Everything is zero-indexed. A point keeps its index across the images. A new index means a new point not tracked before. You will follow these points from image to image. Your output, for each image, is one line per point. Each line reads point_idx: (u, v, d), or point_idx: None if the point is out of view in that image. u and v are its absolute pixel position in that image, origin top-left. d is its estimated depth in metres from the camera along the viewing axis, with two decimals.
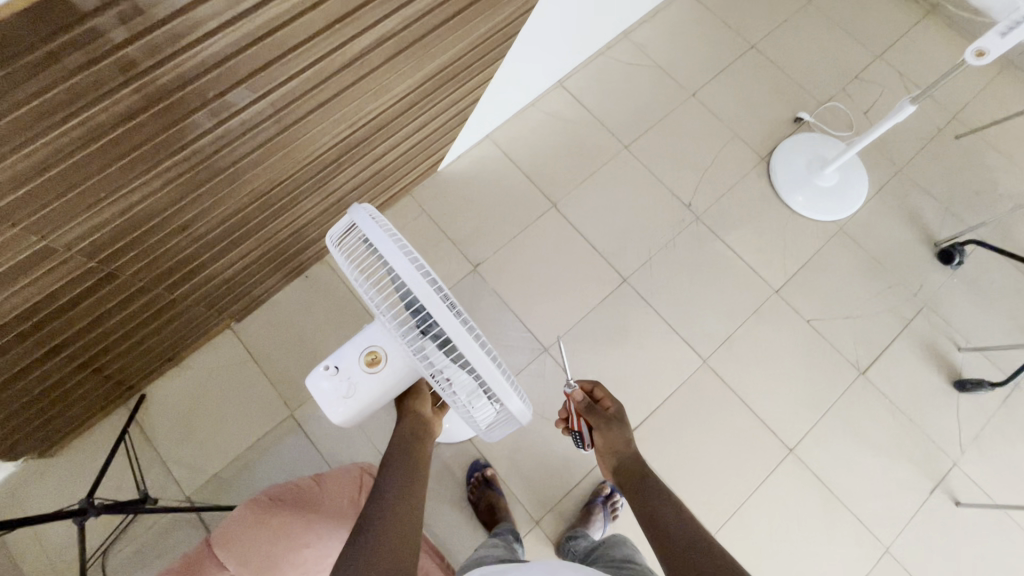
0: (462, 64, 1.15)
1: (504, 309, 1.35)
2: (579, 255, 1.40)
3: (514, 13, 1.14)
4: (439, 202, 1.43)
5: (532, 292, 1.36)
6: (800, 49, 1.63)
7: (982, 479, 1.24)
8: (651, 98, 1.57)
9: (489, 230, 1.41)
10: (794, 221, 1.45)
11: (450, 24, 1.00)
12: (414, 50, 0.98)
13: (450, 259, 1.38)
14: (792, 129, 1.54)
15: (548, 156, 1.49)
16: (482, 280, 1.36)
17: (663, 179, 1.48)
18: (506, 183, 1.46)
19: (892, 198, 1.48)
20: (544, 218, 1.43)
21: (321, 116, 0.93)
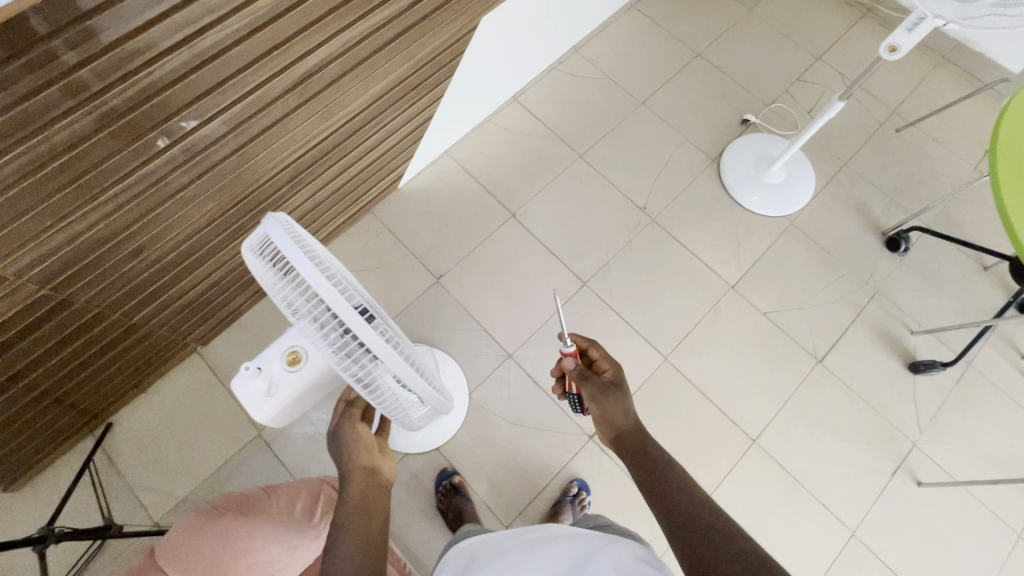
0: (410, 83, 1.20)
1: (467, 318, 1.37)
2: (539, 262, 1.44)
3: (457, 33, 1.19)
4: (400, 218, 1.47)
5: (495, 300, 1.39)
6: (743, 55, 1.70)
7: (942, 458, 1.27)
8: (603, 108, 1.62)
9: (450, 242, 1.44)
10: (745, 218, 1.50)
11: (393, 46, 1.05)
12: (359, 72, 1.03)
13: (413, 272, 1.41)
14: (740, 131, 1.60)
15: (506, 168, 1.54)
16: (445, 291, 1.39)
17: (618, 184, 1.53)
18: (465, 196, 1.50)
19: (838, 192, 1.53)
20: (503, 228, 1.47)
21: (273, 137, 0.97)
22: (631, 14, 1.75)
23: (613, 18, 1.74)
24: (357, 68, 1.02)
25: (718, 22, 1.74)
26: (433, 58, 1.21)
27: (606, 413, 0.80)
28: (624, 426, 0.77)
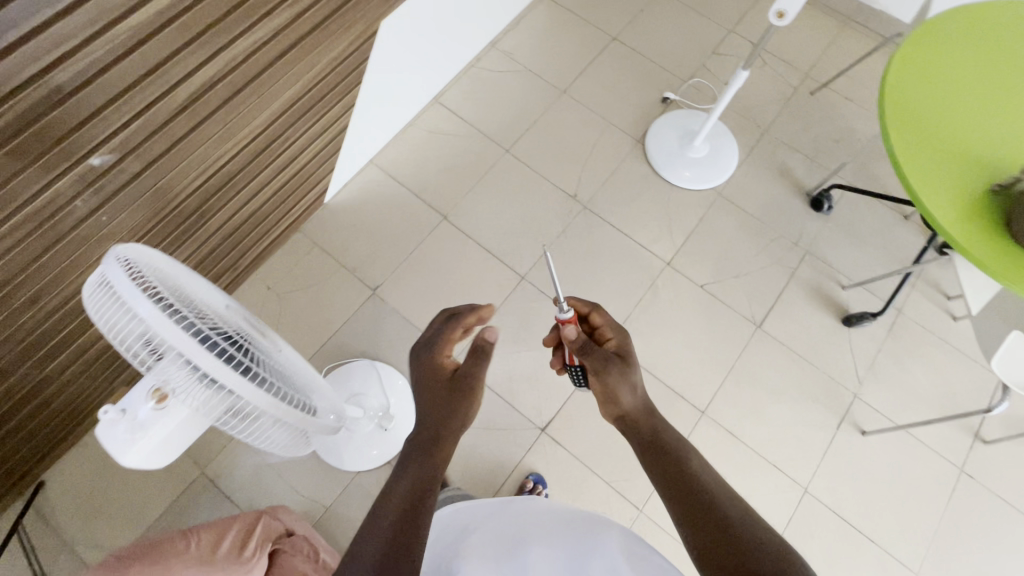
0: (316, 94, 1.18)
1: (408, 326, 1.35)
2: (475, 261, 1.43)
3: (357, 39, 1.18)
4: (330, 234, 1.44)
5: (434, 305, 1.37)
6: (659, 33, 1.71)
7: (883, 406, 1.30)
8: (526, 101, 1.62)
9: (383, 252, 1.42)
10: (675, 194, 1.52)
11: (286, 59, 1.03)
12: (254, 89, 1.01)
13: (348, 287, 1.38)
14: (661, 110, 1.61)
15: (433, 171, 1.52)
16: (383, 302, 1.37)
17: (547, 175, 1.53)
18: (395, 204, 1.48)
19: (762, 159, 1.56)
20: (436, 232, 1.45)
21: (174, 160, 0.95)
22: (545, 4, 1.74)
23: (527, 9, 1.73)
24: (253, 82, 1.00)
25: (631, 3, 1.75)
26: (339, 66, 1.19)
27: (615, 392, 0.73)
28: (633, 408, 0.72)
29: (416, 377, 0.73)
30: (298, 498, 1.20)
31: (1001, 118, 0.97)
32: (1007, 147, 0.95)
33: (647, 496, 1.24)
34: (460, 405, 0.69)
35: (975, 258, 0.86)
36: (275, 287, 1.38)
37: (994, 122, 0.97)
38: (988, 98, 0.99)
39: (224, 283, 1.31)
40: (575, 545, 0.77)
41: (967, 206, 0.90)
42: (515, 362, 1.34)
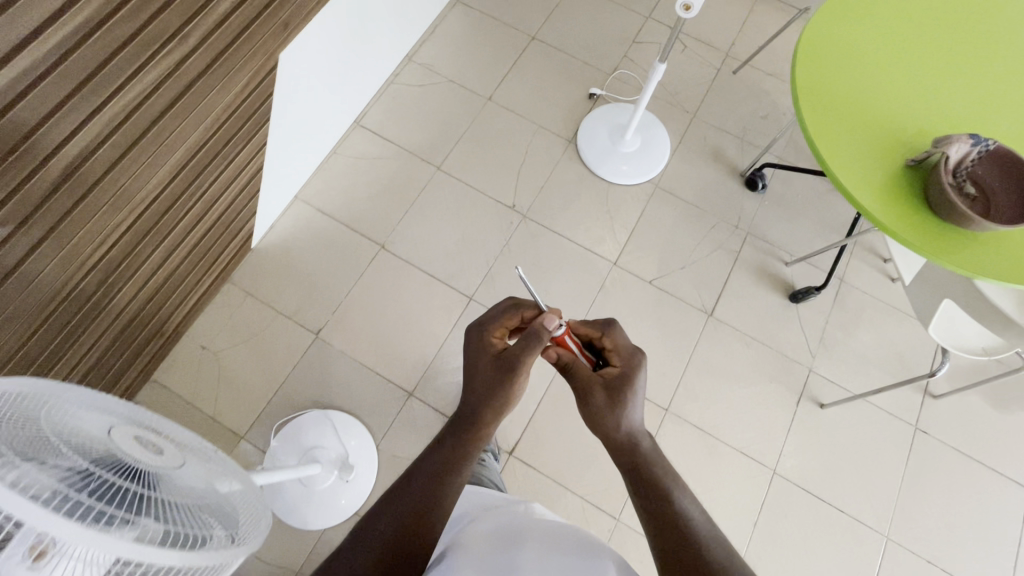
0: (221, 140, 1.11)
1: (358, 367, 1.30)
2: (420, 288, 1.37)
3: (256, 76, 1.11)
4: (262, 280, 1.36)
5: (383, 341, 1.32)
6: (577, 27, 1.68)
7: (837, 376, 1.33)
8: (451, 113, 1.56)
9: (321, 293, 1.35)
10: (613, 192, 1.50)
11: (175, 111, 0.96)
12: (142, 148, 0.94)
13: (288, 335, 1.31)
14: (589, 106, 1.59)
15: (363, 199, 1.45)
16: (328, 345, 1.31)
17: (482, 189, 1.48)
18: (328, 240, 1.41)
19: (694, 145, 1.56)
20: (375, 263, 1.39)
21: (65, 236, 0.88)
22: (458, 9, 1.68)
23: (440, 16, 1.67)
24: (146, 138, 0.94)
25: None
26: (241, 106, 1.12)
27: (594, 422, 0.77)
28: (613, 440, 0.76)
29: (469, 350, 0.82)
30: (265, 568, 1.13)
31: (905, 88, 0.97)
32: (913, 119, 0.95)
33: (622, 503, 1.24)
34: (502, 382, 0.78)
35: (902, 239, 0.88)
36: (210, 346, 1.29)
37: (899, 95, 0.97)
38: (891, 69, 0.99)
39: (154, 349, 1.22)
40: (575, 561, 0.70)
41: (885, 187, 0.91)
42: None
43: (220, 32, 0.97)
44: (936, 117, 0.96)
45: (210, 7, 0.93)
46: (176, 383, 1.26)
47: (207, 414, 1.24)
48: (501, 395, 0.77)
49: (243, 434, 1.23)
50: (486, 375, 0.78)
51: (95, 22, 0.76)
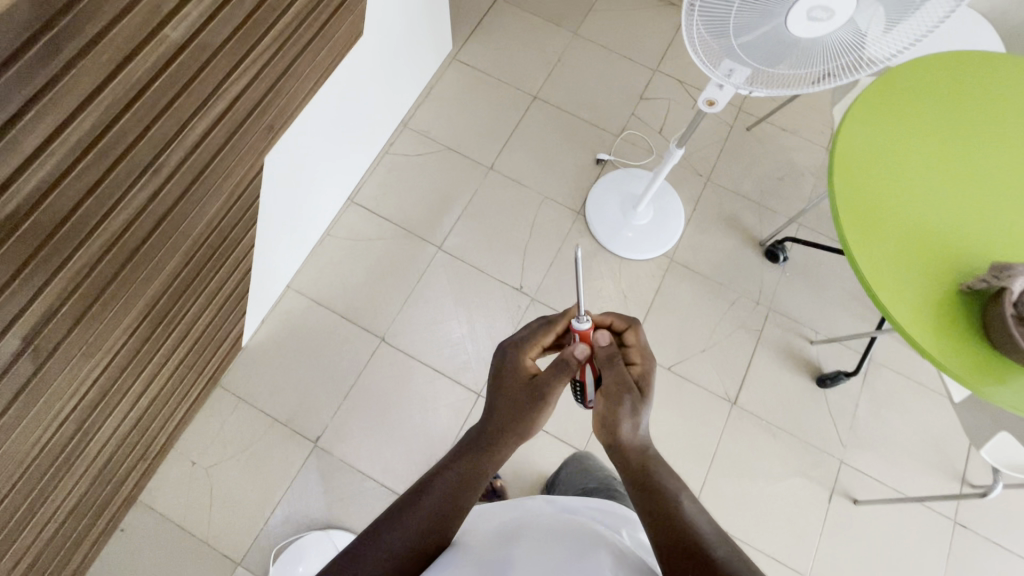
0: (204, 253, 1.02)
1: (361, 477, 1.21)
2: (424, 385, 1.29)
3: (240, 182, 1.02)
4: (254, 383, 1.27)
5: (387, 447, 1.24)
6: (580, 84, 1.59)
7: (870, 468, 1.26)
8: (450, 184, 1.47)
9: (319, 394, 1.26)
10: (626, 268, 1.41)
11: (151, 243, 0.87)
12: (115, 290, 0.84)
13: (286, 444, 1.22)
14: (597, 173, 1.50)
15: (359, 285, 1.36)
16: (328, 454, 1.22)
17: (487, 269, 1.39)
18: (323, 332, 1.32)
19: (709, 212, 1.47)
20: (374, 358, 1.30)
21: (32, 401, 0.78)
22: (453, 69, 1.59)
23: (435, 77, 1.57)
24: (126, 269, 0.85)
25: (546, 53, 1.62)
26: (226, 214, 1.03)
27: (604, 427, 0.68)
28: (626, 446, 0.66)
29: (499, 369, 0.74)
30: None
31: (975, 201, 0.88)
32: (978, 239, 0.86)
33: None
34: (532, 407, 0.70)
35: (896, 319, 0.81)
36: (201, 460, 1.20)
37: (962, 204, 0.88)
38: (963, 176, 0.90)
39: (141, 470, 1.13)
40: (584, 555, 0.55)
41: (913, 287, 0.83)
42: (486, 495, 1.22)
43: (205, 145, 0.88)
44: (998, 237, 0.86)
45: (186, 132, 0.83)
46: (165, 504, 1.17)
47: (200, 538, 1.15)
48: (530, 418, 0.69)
49: (239, 559, 1.14)
50: (513, 399, 0.69)
51: (61, 171, 0.67)
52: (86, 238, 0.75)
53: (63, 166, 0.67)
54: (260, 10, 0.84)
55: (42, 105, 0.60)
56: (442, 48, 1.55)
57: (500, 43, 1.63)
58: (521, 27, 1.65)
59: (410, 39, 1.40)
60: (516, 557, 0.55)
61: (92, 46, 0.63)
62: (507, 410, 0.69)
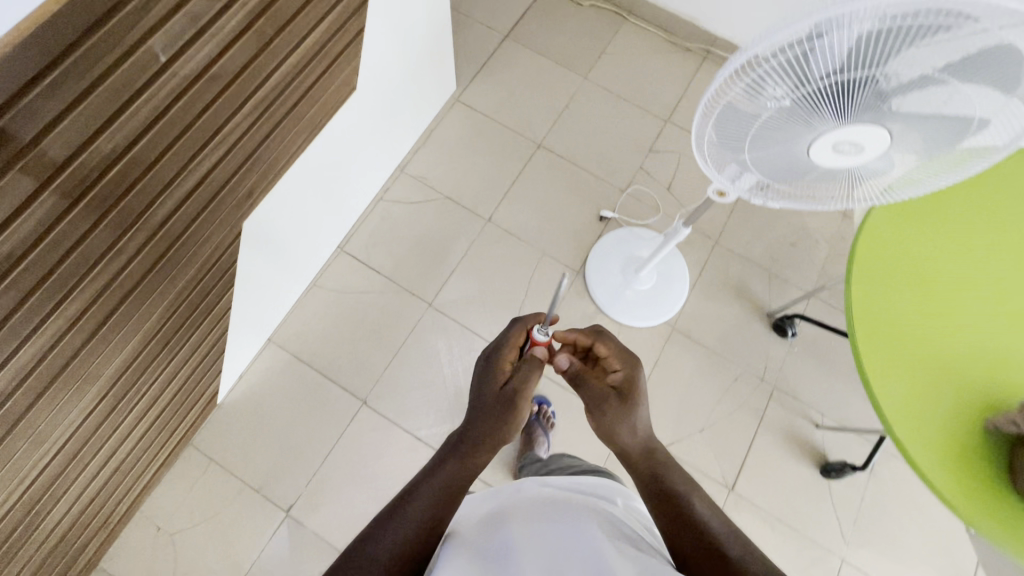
0: (176, 320, 0.95)
1: (333, 552, 1.15)
2: (405, 453, 1.22)
3: (218, 247, 0.96)
4: (228, 443, 1.21)
5: (362, 519, 1.18)
6: (588, 133, 1.52)
7: (873, 568, 1.18)
8: (445, 235, 1.40)
9: (294, 459, 1.21)
10: (624, 335, 1.34)
11: (114, 322, 0.80)
12: (70, 374, 0.77)
13: (256, 512, 1.17)
14: (600, 230, 1.42)
15: (344, 342, 1.30)
16: (300, 524, 1.16)
17: (478, 330, 1.33)
18: (303, 391, 1.26)
19: (716, 279, 1.39)
20: (355, 421, 1.24)
21: None
22: (456, 111, 1.52)
23: (437, 120, 1.50)
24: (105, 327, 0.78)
25: (553, 99, 1.54)
26: (203, 279, 0.97)
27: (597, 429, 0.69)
28: (629, 450, 0.66)
29: (479, 374, 0.71)
30: None
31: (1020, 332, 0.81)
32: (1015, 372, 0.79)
33: None
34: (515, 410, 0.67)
35: (882, 404, 0.76)
36: (167, 525, 1.15)
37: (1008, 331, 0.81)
38: (998, 291, 0.83)
39: (103, 536, 1.08)
40: (575, 527, 0.52)
41: (914, 371, 0.78)
42: None
43: (197, 195, 0.82)
44: (1007, 373, 0.79)
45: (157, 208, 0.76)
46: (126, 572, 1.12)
47: None
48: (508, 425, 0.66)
49: None
50: (494, 403, 0.67)
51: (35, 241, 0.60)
52: (59, 302, 0.68)
53: (39, 233, 0.60)
54: (261, 58, 0.79)
55: (19, 170, 0.54)
56: (445, 90, 1.48)
57: (506, 86, 1.55)
58: (530, 70, 1.58)
59: (411, 85, 1.33)
60: (508, 535, 0.53)
61: (79, 102, 0.56)
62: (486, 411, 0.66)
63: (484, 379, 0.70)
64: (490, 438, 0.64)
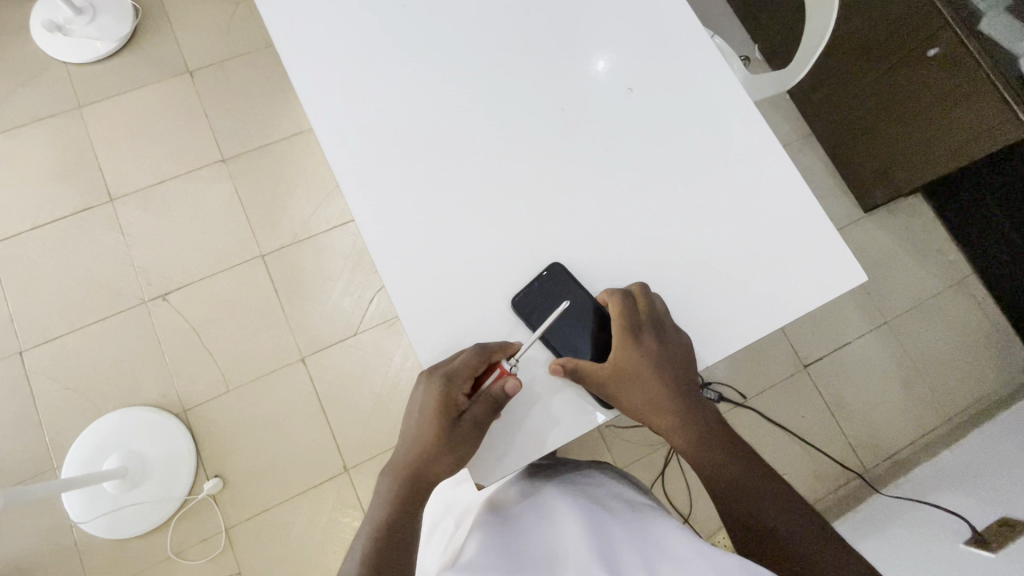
0: None
1: (121, 74, 1.27)
2: (148, 163, 1.24)
3: None
4: (255, 42, 1.31)
5: (128, 103, 1.26)
6: (300, 514, 1.10)
7: None
8: (313, 308, 1.19)
9: (205, 82, 1.28)
10: (76, 420, 1.11)
11: None
12: None
13: (185, 39, 1.30)
14: (169, 500, 1.07)
15: (273, 166, 1.25)
16: (160, 62, 1.28)
17: (196, 282, 1.19)
18: (254, 116, 1.27)
19: (31, 518, 1.06)
20: (202, 140, 1.25)
21: None
22: None
23: None
24: None
25: None
26: None
27: (570, 467, 0.69)
28: (681, 426, 0.58)
29: (409, 415, 0.58)
30: None
31: None
32: None
33: None
34: (447, 432, 0.54)
35: None
36: None
37: None
38: None
39: None
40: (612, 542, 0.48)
41: None
42: (26, 152, 1.23)
43: None
44: None
45: None
46: None
47: None
48: (420, 442, 0.56)
49: None
50: (417, 422, 0.56)
51: None
52: None
53: None
54: None
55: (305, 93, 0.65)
56: None
57: None
58: None
59: None
60: (553, 530, 0.52)
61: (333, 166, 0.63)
62: (409, 446, 0.57)
63: (412, 408, 0.57)
64: (428, 464, 0.55)
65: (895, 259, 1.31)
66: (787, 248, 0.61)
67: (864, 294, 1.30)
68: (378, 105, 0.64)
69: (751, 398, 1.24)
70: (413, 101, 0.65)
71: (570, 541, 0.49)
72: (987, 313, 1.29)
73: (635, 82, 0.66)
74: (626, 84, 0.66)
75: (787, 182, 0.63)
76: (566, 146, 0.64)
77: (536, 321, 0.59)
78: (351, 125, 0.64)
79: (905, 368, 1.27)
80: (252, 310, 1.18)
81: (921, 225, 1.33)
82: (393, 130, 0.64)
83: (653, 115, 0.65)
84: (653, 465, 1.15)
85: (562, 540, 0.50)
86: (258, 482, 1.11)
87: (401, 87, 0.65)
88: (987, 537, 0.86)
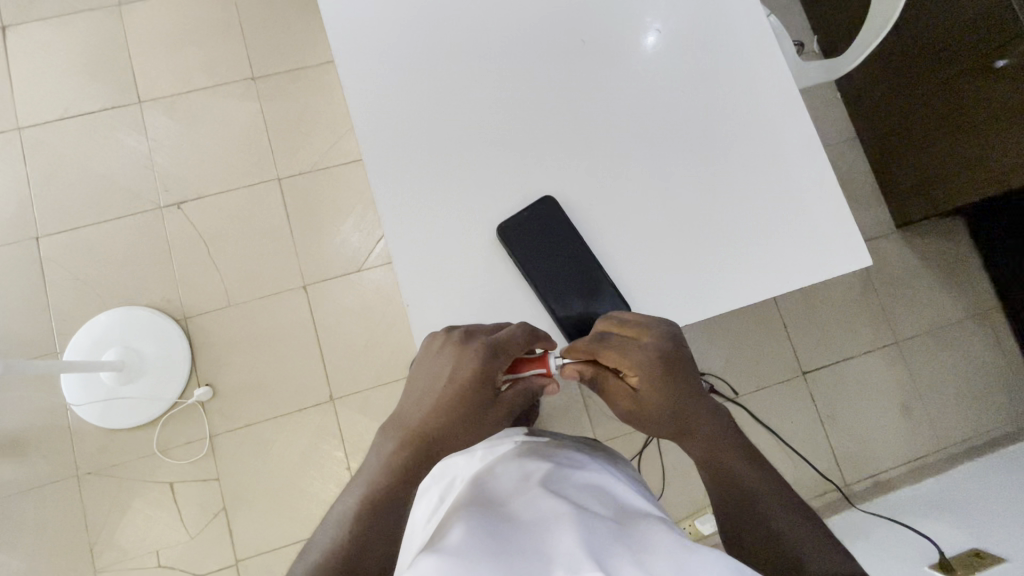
0: None
1: None
2: (179, 70, 1.24)
3: None
4: None
5: (168, 7, 1.25)
6: (282, 433, 1.13)
7: None
8: (320, 238, 1.19)
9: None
10: (82, 309, 1.15)
11: None
12: None
13: None
14: (160, 400, 1.11)
15: (301, 92, 1.24)
16: None
17: (211, 195, 1.20)
18: (288, 38, 1.26)
19: (32, 394, 1.11)
20: (235, 55, 1.25)
21: None
22: None
23: None
24: None
25: None
26: None
27: (574, 459, 0.62)
28: (705, 437, 0.56)
29: (430, 374, 0.54)
30: None
31: None
32: None
33: None
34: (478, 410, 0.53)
35: None
36: None
37: None
38: None
39: None
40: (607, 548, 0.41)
41: None
42: (65, 41, 1.23)
43: None
44: None
45: None
46: None
47: None
48: (441, 413, 0.53)
49: None
50: (445, 387, 0.53)
51: None
52: None
53: None
54: None
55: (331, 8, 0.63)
56: None
57: None
58: None
59: None
60: (540, 526, 0.45)
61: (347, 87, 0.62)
62: (427, 416, 0.53)
63: (437, 368, 0.54)
64: (449, 436, 0.52)
65: (919, 280, 1.27)
66: (802, 234, 0.60)
67: (879, 310, 1.26)
68: (404, 30, 0.62)
69: (744, 395, 1.22)
70: (440, 31, 0.63)
71: (558, 538, 0.42)
72: (1003, 349, 1.25)
73: (674, 45, 0.63)
74: (664, 46, 0.63)
75: (810, 173, 0.61)
76: (593, 102, 0.62)
77: (530, 270, 0.57)
78: (374, 46, 0.62)
79: (908, 393, 1.23)
80: (261, 231, 1.19)
81: (954, 249, 1.27)
82: (417, 58, 0.62)
83: (687, 83, 0.62)
84: (633, 445, 1.15)
85: (549, 534, 0.43)
86: (246, 397, 1.14)
87: (431, 15, 0.63)
88: (950, 563, 0.85)
